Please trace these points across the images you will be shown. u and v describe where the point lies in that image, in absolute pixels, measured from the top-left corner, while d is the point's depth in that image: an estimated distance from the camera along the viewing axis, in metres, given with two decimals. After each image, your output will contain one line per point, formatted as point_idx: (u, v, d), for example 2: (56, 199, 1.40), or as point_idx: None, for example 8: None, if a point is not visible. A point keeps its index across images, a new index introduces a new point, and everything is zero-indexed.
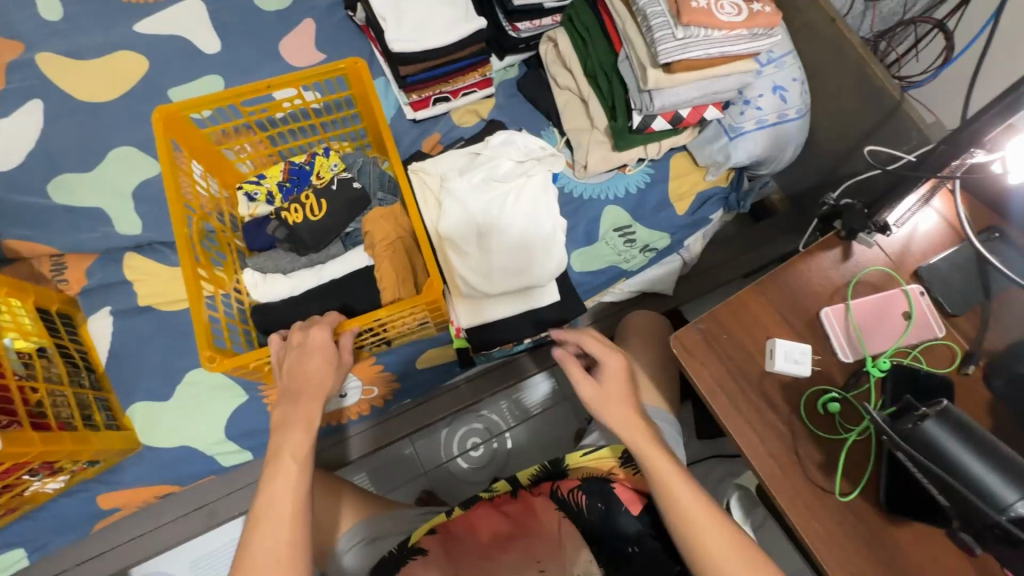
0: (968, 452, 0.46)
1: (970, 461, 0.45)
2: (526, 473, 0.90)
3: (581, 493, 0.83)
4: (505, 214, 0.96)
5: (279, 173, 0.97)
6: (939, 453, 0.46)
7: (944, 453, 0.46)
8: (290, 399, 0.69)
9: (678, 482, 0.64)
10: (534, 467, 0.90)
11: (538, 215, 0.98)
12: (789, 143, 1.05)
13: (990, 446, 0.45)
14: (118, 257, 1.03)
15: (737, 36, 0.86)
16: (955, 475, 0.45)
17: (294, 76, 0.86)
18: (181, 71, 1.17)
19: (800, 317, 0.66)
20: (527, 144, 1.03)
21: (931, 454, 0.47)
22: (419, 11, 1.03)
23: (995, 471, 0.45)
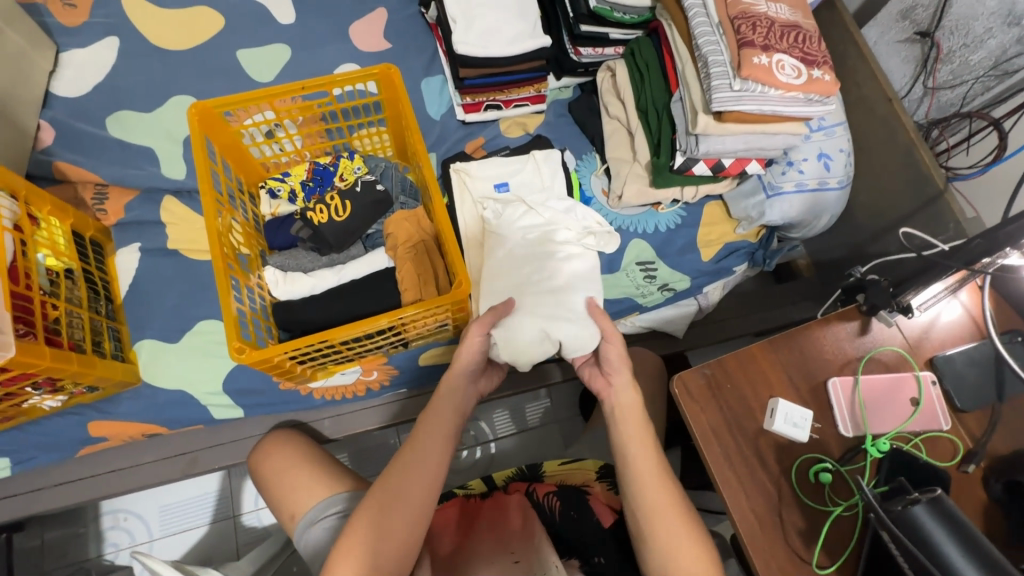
0: (953, 544, 0.44)
1: (951, 552, 0.44)
2: (502, 474, 0.91)
3: (557, 498, 0.84)
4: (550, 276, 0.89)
5: (303, 172, 1.00)
6: (921, 538, 0.45)
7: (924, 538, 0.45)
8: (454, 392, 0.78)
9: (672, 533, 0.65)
10: (511, 469, 0.91)
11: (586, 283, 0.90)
12: (825, 212, 1.06)
13: (977, 542, 0.44)
14: (157, 198, 1.06)
15: (792, 97, 0.88)
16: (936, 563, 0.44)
17: (329, 79, 0.91)
18: (253, 35, 1.21)
19: (806, 383, 0.66)
20: (586, 219, 0.98)
21: (915, 538, 0.46)
22: (489, 19, 1.07)
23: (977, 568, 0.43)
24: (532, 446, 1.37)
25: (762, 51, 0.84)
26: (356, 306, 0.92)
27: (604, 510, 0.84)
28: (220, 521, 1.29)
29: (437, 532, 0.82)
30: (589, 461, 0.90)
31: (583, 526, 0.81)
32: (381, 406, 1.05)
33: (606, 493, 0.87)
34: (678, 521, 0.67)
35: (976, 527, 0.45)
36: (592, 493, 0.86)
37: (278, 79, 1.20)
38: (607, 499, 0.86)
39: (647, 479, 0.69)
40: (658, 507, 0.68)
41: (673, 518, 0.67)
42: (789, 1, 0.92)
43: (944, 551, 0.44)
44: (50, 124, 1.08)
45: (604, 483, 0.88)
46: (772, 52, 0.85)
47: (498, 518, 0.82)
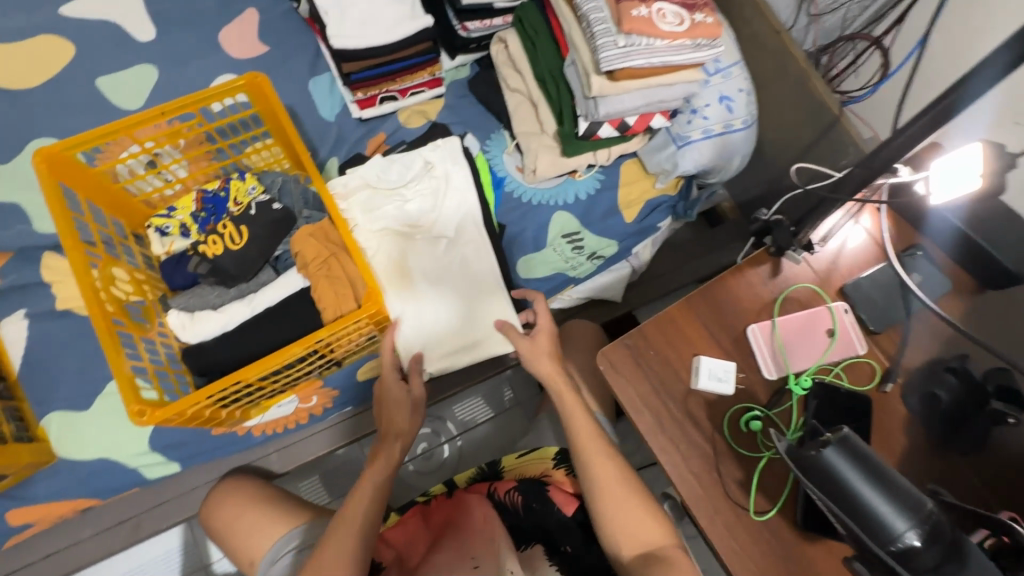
0: (867, 484, 0.45)
1: (867, 493, 0.44)
2: (462, 476, 0.89)
3: (517, 493, 0.82)
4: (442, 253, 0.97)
5: (192, 203, 0.93)
6: (839, 484, 0.45)
7: (844, 485, 0.45)
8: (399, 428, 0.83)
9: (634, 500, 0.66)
10: (471, 470, 0.89)
11: (476, 251, 0.98)
12: (735, 153, 1.06)
13: (885, 476, 0.45)
14: (33, 257, 0.96)
15: (680, 45, 0.85)
16: (853, 506, 0.45)
17: (191, 99, 0.82)
18: (111, 59, 1.10)
19: (728, 335, 0.66)
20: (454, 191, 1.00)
21: (832, 484, 0.46)
22: (363, 5, 0.99)
23: (890, 502, 0.44)
24: (497, 433, 1.37)
25: (641, 2, 0.82)
26: (275, 336, 0.87)
27: (565, 497, 0.83)
28: (190, 574, 1.24)
29: (402, 548, 0.81)
30: (545, 450, 0.87)
31: (544, 517, 0.80)
32: (345, 422, 1.01)
33: (567, 478, 0.85)
34: (627, 506, 0.68)
35: (882, 461, 0.46)
36: (551, 482, 0.84)
37: (150, 104, 1.10)
38: (568, 483, 0.84)
39: (600, 470, 0.70)
40: (609, 485, 0.69)
41: (621, 503, 0.68)
42: None
43: (856, 489, 0.45)
44: None
45: (563, 468, 0.85)
46: (650, 2, 0.82)
47: (462, 520, 0.80)
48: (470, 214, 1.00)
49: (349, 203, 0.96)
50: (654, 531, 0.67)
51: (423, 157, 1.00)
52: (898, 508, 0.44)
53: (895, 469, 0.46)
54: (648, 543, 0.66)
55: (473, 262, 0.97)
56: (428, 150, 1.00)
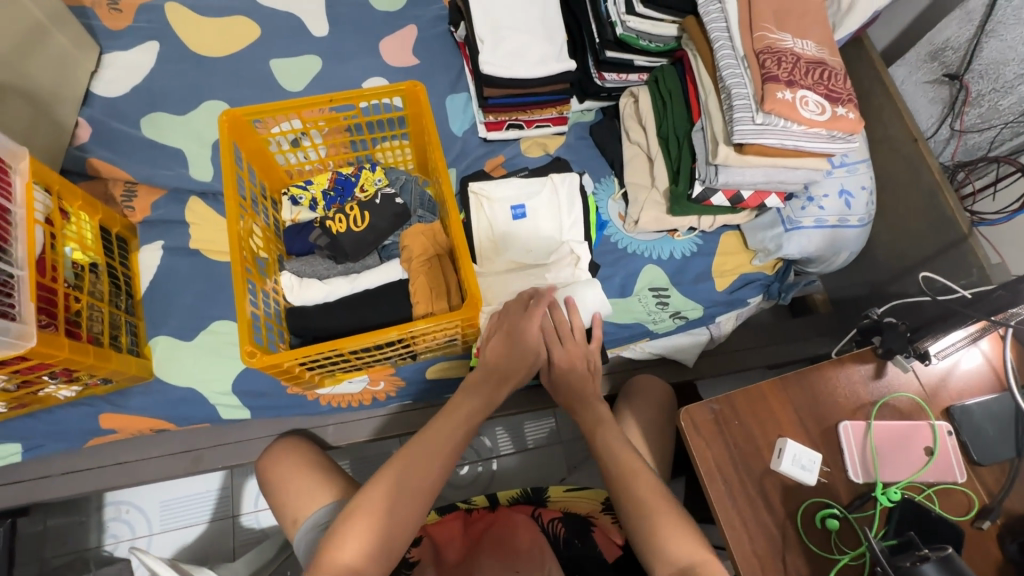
0: None
1: None
2: (506, 492, 0.90)
3: (562, 524, 0.84)
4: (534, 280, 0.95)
5: (325, 181, 1.03)
6: None
7: None
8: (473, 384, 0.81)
9: (679, 537, 0.65)
10: (516, 488, 0.90)
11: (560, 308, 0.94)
12: (844, 249, 1.04)
13: None
14: (182, 198, 1.09)
15: (815, 133, 0.86)
16: None
17: (357, 94, 0.93)
18: (287, 46, 1.25)
19: (817, 425, 0.64)
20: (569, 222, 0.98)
21: None
22: (516, 40, 1.07)
23: None
24: (533, 466, 1.38)
25: (787, 86, 0.83)
26: (368, 315, 0.93)
27: (607, 543, 0.83)
28: (220, 520, 1.30)
29: (441, 544, 0.83)
30: (594, 490, 0.89)
31: (585, 554, 0.79)
32: (398, 413, 1.05)
33: (611, 526, 0.85)
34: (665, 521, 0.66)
35: None
36: (596, 524, 0.85)
37: (308, 90, 1.23)
38: (611, 532, 0.85)
39: (647, 489, 0.69)
40: (649, 498, 0.69)
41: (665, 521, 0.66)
42: (816, 38, 0.92)
43: None
44: (88, 122, 1.13)
45: (608, 515, 0.87)
46: (797, 88, 0.84)
47: (507, 535, 0.81)
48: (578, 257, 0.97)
49: (474, 218, 0.99)
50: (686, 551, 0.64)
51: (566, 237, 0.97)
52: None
53: None
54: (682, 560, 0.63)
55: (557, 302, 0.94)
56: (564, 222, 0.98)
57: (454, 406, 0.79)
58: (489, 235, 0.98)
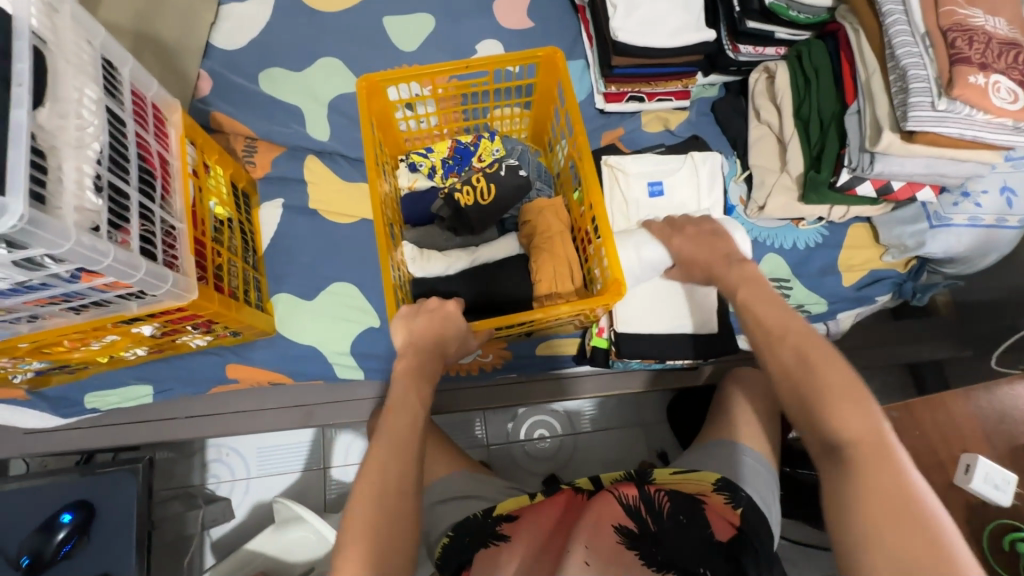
0: None
1: None
2: (610, 476, 0.84)
3: (667, 497, 0.77)
4: None
5: (445, 149, 1.02)
6: None
7: None
8: (418, 351, 0.72)
9: (845, 410, 0.55)
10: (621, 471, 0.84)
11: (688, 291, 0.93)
12: (993, 250, 0.97)
13: None
14: (301, 156, 1.09)
15: (998, 124, 0.79)
16: None
17: (494, 60, 0.89)
18: (400, 3, 1.21)
19: (1004, 441, 0.64)
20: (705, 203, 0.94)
21: None
22: (652, 6, 1.01)
23: None
24: (614, 446, 1.38)
25: (979, 70, 0.75)
26: (491, 286, 0.92)
27: (721, 525, 0.76)
28: (311, 470, 1.35)
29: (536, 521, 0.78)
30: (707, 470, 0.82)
31: (688, 532, 0.74)
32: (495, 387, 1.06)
33: (725, 506, 0.77)
34: (832, 395, 0.57)
35: None
36: (707, 503, 0.78)
37: (420, 50, 1.20)
38: (723, 514, 0.77)
39: (822, 362, 0.60)
40: (806, 366, 0.60)
41: (837, 394, 0.57)
42: (1008, 16, 0.82)
43: None
44: (209, 75, 1.13)
45: (722, 494, 0.78)
46: (989, 72, 0.76)
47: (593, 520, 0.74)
48: None
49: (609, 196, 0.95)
50: (854, 426, 0.54)
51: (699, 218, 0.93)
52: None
53: None
54: (840, 435, 0.55)
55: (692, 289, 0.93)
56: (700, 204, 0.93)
57: (400, 392, 0.68)
58: (621, 216, 0.94)
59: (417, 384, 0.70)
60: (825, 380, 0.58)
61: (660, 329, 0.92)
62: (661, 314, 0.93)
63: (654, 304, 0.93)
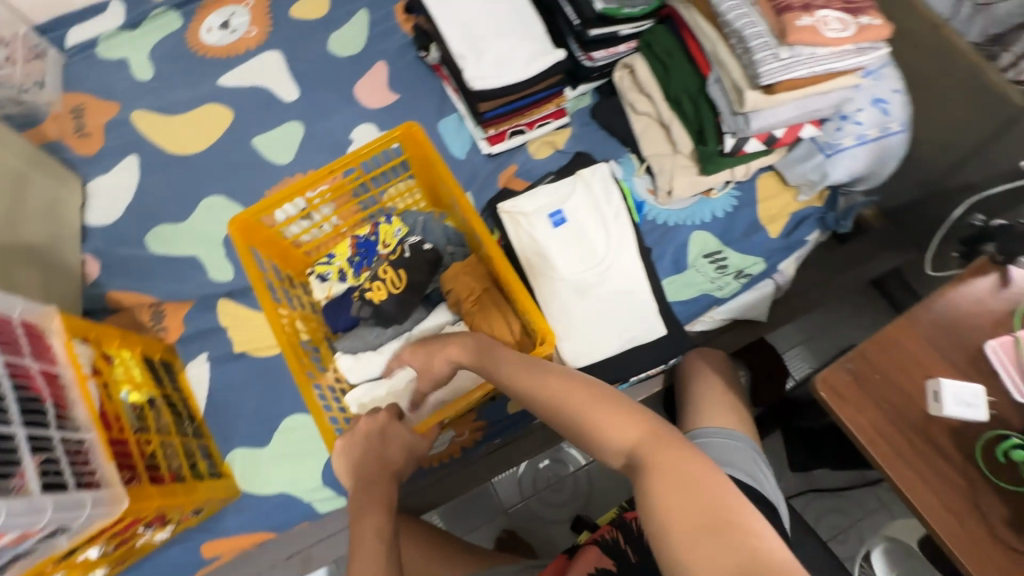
0: None
1: None
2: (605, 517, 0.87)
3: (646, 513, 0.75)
4: (608, 278, 0.90)
5: (347, 249, 0.99)
6: None
7: None
8: (365, 487, 0.69)
9: (615, 422, 0.56)
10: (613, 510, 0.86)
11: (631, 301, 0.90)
12: (890, 158, 1.00)
13: None
14: (211, 304, 1.05)
15: (842, 52, 0.82)
16: None
17: (355, 155, 0.89)
18: (264, 120, 1.21)
19: (961, 353, 0.59)
20: (613, 209, 0.93)
21: None
22: (497, 47, 1.04)
23: None
24: None
25: (804, 12, 0.79)
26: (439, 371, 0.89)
27: None
28: None
29: None
30: None
31: None
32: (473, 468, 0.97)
33: None
34: (596, 401, 0.58)
35: None
36: None
37: (298, 157, 1.18)
38: None
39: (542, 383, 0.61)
40: (574, 395, 0.59)
41: (590, 401, 0.58)
42: None
43: None
44: (95, 256, 1.09)
45: None
46: (814, 11, 0.79)
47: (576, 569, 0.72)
48: (628, 243, 0.92)
49: (521, 237, 0.92)
50: (633, 433, 0.55)
51: (609, 228, 0.91)
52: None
53: None
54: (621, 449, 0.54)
55: (632, 296, 0.90)
56: (608, 216, 0.92)
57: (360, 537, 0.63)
58: (536, 253, 0.91)
59: (377, 519, 0.65)
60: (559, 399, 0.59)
61: (616, 348, 0.89)
62: (612, 332, 0.89)
63: (597, 329, 0.89)
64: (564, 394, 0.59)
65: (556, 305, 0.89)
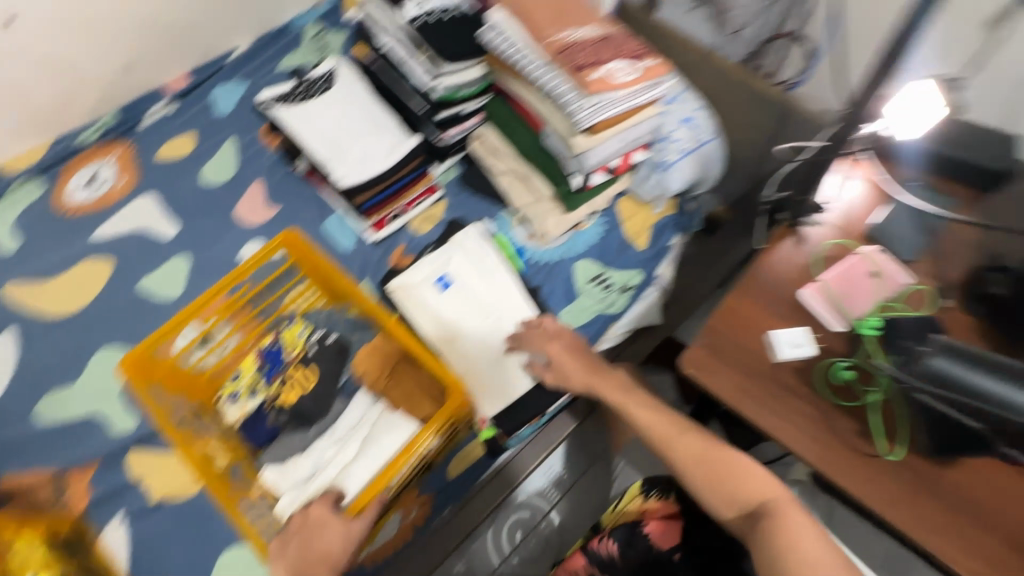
0: (972, 372, 0.54)
1: (978, 379, 0.54)
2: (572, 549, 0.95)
3: (611, 541, 0.86)
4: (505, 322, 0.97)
5: (253, 362, 0.99)
6: (945, 380, 0.55)
7: (948, 378, 0.55)
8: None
9: (757, 479, 0.70)
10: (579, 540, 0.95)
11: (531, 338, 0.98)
12: (712, 161, 1.17)
13: (982, 359, 0.55)
14: (119, 459, 1.00)
15: (636, 91, 0.99)
16: (976, 399, 0.54)
17: (241, 269, 0.93)
18: (148, 261, 1.22)
19: (785, 304, 0.71)
20: (491, 260, 1.02)
21: (941, 383, 0.55)
22: (358, 147, 1.17)
23: (992, 379, 0.54)
24: None
25: (593, 68, 0.95)
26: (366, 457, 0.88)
27: (665, 532, 0.87)
28: None
29: None
30: (634, 484, 0.94)
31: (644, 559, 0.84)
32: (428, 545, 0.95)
33: (658, 503, 0.91)
34: (733, 463, 0.71)
35: (977, 351, 0.55)
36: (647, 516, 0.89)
37: (189, 288, 1.19)
38: (663, 515, 0.89)
39: (674, 439, 0.75)
40: (699, 456, 0.72)
41: (727, 462, 0.71)
42: (590, 21, 1.04)
43: (969, 380, 0.54)
44: None
45: (652, 494, 0.92)
46: (602, 65, 0.96)
47: None
48: (513, 286, 1.00)
49: (416, 309, 0.98)
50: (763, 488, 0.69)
51: (495, 278, 1.00)
52: (1018, 387, 0.53)
53: (988, 355, 0.55)
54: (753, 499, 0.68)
55: None
56: (491, 268, 1.01)
57: None
58: (435, 321, 0.97)
59: None
60: (683, 453, 0.73)
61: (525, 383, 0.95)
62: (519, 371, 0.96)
63: (504, 370, 0.96)
64: (686, 457, 0.73)
65: (463, 361, 0.95)
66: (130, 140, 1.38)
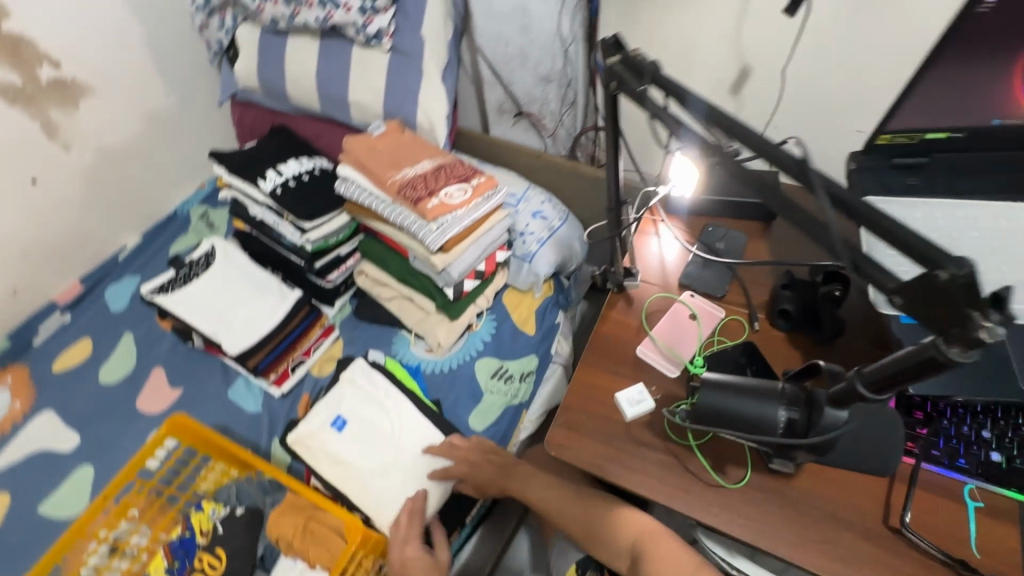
0: (735, 403, 0.55)
1: (738, 412, 0.55)
2: None
3: None
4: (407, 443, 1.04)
5: (160, 560, 0.92)
6: (718, 419, 0.56)
7: (717, 418, 0.56)
8: None
9: (623, 518, 0.76)
10: None
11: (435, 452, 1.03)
12: (571, 242, 1.29)
13: (737, 390, 0.55)
14: None
15: (476, 205, 1.12)
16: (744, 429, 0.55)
17: (128, 468, 0.96)
18: (50, 481, 1.19)
19: (627, 364, 0.78)
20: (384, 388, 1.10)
21: (716, 421, 0.56)
22: (243, 314, 1.22)
23: (750, 407, 0.54)
24: None
25: (431, 196, 1.07)
26: None
27: None
28: None
29: None
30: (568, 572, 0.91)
31: None
32: None
33: None
34: (601, 510, 0.79)
35: (733, 381, 0.56)
36: None
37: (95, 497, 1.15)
38: None
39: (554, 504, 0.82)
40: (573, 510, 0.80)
41: (595, 511, 0.79)
42: (427, 155, 1.17)
43: (733, 413, 0.55)
44: None
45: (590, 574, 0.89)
46: (438, 192, 1.08)
47: None
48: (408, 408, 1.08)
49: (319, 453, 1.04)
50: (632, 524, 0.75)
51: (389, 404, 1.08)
52: (770, 402, 0.54)
53: (742, 381, 0.56)
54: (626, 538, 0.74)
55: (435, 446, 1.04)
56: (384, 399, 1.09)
57: None
58: (342, 466, 1.02)
59: None
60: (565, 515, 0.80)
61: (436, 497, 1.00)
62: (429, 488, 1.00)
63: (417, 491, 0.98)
64: (559, 512, 0.81)
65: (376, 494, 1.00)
66: (26, 361, 1.38)
